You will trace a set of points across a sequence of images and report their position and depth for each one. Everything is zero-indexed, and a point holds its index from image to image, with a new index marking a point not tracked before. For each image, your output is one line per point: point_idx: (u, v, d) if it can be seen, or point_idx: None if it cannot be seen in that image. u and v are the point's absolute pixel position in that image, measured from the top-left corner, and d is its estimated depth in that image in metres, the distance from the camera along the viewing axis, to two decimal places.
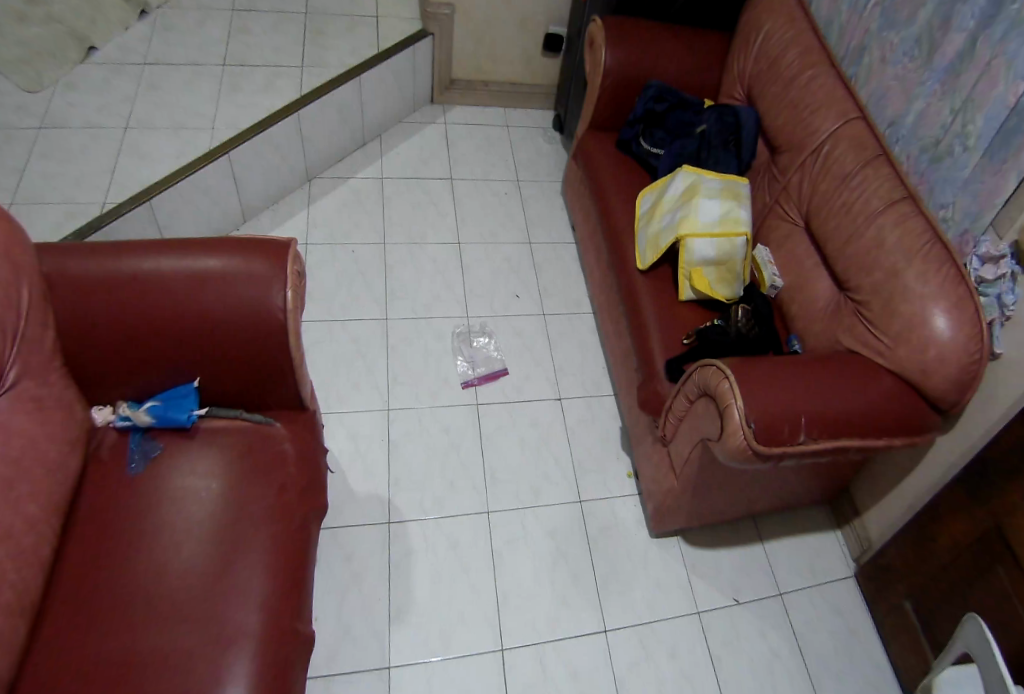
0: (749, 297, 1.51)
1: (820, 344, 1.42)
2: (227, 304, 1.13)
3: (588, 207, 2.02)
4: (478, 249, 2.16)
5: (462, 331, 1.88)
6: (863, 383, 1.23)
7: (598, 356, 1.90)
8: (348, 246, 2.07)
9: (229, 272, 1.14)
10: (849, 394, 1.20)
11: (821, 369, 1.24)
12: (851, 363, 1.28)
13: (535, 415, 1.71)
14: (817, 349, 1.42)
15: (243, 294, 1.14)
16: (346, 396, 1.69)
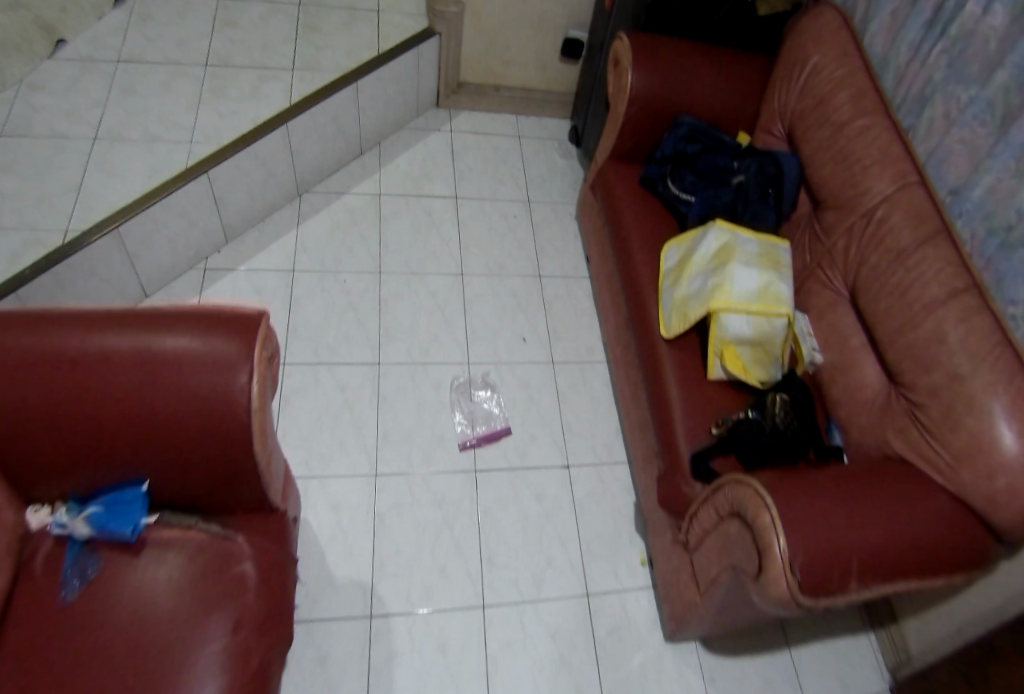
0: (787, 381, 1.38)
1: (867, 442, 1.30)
2: (179, 396, 0.96)
3: (605, 247, 1.85)
4: (483, 282, 1.99)
5: (462, 381, 1.72)
6: (918, 506, 1.08)
7: (611, 415, 1.76)
8: (341, 274, 1.89)
9: (183, 357, 0.97)
10: (904, 525, 1.05)
11: (870, 486, 1.09)
12: (903, 478, 1.13)
13: (539, 486, 1.57)
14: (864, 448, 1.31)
15: (199, 384, 0.96)
16: (331, 457, 1.53)
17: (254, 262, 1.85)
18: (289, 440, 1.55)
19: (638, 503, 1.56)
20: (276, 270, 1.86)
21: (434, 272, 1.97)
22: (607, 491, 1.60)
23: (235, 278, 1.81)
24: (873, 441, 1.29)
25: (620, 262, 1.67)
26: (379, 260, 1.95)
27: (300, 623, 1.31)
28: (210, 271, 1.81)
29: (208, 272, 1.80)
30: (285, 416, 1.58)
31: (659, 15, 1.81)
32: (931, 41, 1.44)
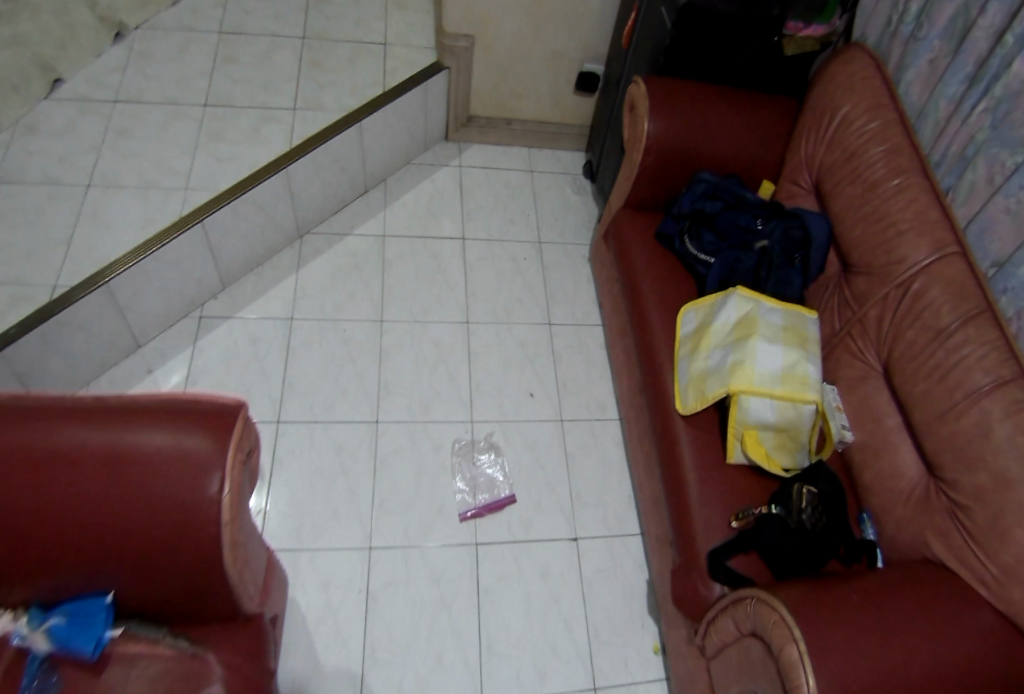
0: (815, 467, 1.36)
1: (905, 534, 1.33)
2: (147, 502, 0.88)
3: (618, 300, 1.77)
4: (490, 331, 1.91)
5: (464, 442, 1.65)
6: (955, 623, 1.09)
7: (622, 479, 1.70)
8: (341, 323, 1.79)
9: (152, 457, 0.89)
10: (941, 646, 1.05)
11: (906, 607, 1.09)
12: (942, 596, 1.14)
13: (547, 562, 1.53)
14: (899, 540, 1.33)
15: (169, 488, 0.88)
16: (322, 528, 1.45)
17: (252, 308, 1.76)
18: (278, 508, 1.46)
19: (655, 580, 1.50)
20: (274, 316, 1.76)
21: (438, 319, 1.89)
22: (616, 568, 1.56)
23: (232, 326, 1.72)
24: (912, 541, 1.31)
25: (635, 324, 1.62)
26: (382, 306, 1.87)
27: None
28: (206, 319, 1.72)
29: (204, 319, 1.71)
30: (277, 482, 1.49)
31: (678, 59, 1.72)
32: (973, 99, 1.38)
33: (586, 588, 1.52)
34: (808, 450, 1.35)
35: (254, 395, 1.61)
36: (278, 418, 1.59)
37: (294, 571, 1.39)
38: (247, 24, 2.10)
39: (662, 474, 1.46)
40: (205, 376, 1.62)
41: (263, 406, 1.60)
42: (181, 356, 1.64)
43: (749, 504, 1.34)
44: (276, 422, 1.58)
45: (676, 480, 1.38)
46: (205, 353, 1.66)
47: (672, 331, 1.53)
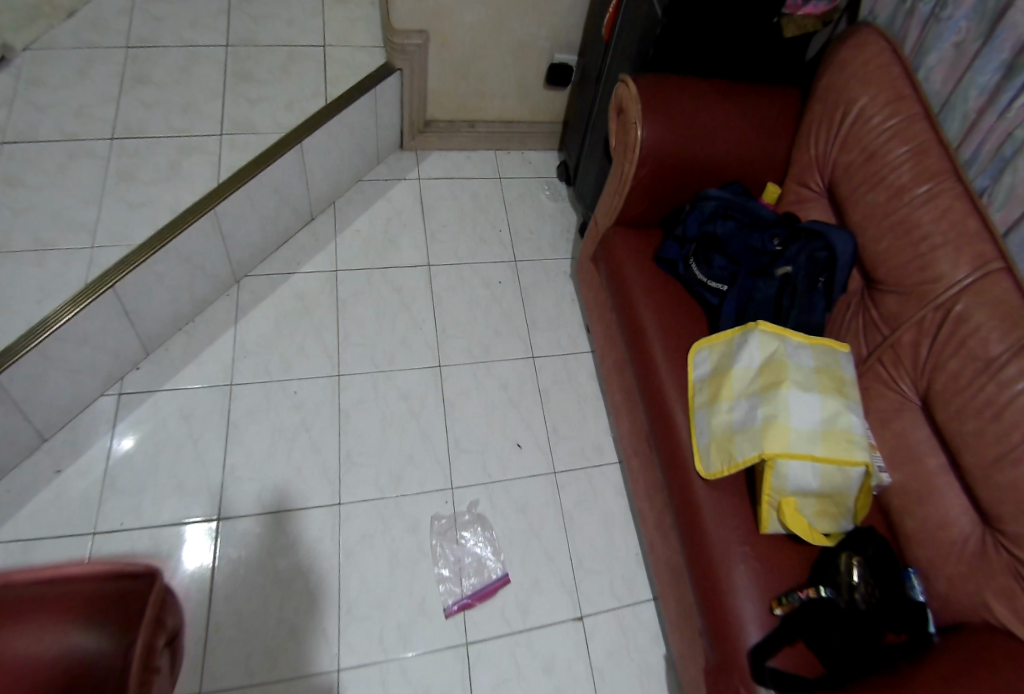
0: (857, 533, 1.17)
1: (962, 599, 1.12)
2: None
3: (613, 333, 1.54)
4: (465, 373, 1.67)
5: (445, 517, 1.45)
6: None
7: (629, 536, 1.49)
8: (290, 382, 1.59)
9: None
10: None
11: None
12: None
13: (550, 652, 1.33)
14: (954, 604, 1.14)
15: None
16: (279, 653, 1.28)
17: (180, 378, 1.58)
18: (223, 629, 1.29)
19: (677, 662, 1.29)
20: (211, 383, 1.58)
21: (405, 366, 1.66)
22: (629, 645, 1.36)
23: (157, 400, 1.54)
24: (969, 601, 1.11)
25: (637, 367, 1.40)
26: (337, 356, 1.64)
27: None
28: (126, 396, 1.53)
29: (123, 397, 1.53)
30: (221, 596, 1.32)
31: (668, 51, 1.47)
32: (1010, 90, 1.19)
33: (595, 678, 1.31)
34: (854, 515, 1.14)
35: (187, 490, 1.44)
36: (218, 516, 1.41)
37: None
38: (158, 34, 1.81)
39: (681, 547, 1.25)
40: (125, 470, 1.45)
41: (200, 500, 1.43)
42: (99, 445, 1.47)
43: (790, 582, 1.14)
44: (216, 518, 1.41)
45: (701, 558, 1.18)
46: (127, 438, 1.48)
47: (681, 375, 1.32)
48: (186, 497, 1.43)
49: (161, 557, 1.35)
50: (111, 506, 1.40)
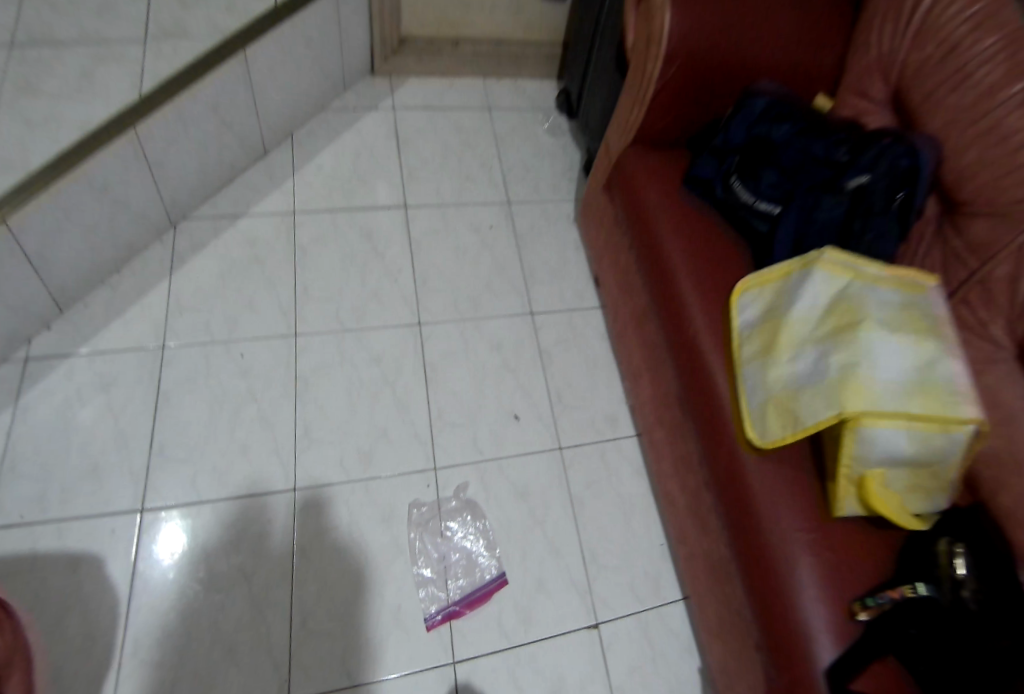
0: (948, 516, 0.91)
1: None
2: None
3: (632, 278, 1.27)
4: (450, 332, 1.43)
5: (427, 504, 1.19)
6: None
7: (653, 525, 1.22)
8: (236, 344, 1.33)
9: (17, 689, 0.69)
10: None
11: None
12: None
13: (558, 671, 1.06)
14: None
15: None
16: (213, 680, 1.03)
17: (101, 340, 1.29)
18: (142, 652, 1.04)
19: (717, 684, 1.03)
20: (141, 346, 1.30)
21: (377, 325, 1.40)
22: (656, 659, 1.09)
23: (73, 365, 1.26)
24: None
25: (664, 315, 1.14)
26: (294, 310, 1.39)
27: None
28: (35, 361, 1.25)
29: (30, 362, 1.25)
30: (142, 609, 1.07)
31: None
32: None
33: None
34: (949, 493, 0.89)
35: (105, 475, 1.17)
36: (143, 507, 1.15)
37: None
38: None
39: (724, 538, 0.98)
40: (28, 452, 1.17)
41: (122, 487, 1.16)
42: None
43: (870, 583, 0.87)
44: (139, 510, 1.15)
45: (752, 552, 0.91)
46: (32, 412, 1.21)
47: (718, 323, 1.06)
48: (103, 483, 1.16)
49: (68, 559, 1.10)
50: (9, 496, 1.13)
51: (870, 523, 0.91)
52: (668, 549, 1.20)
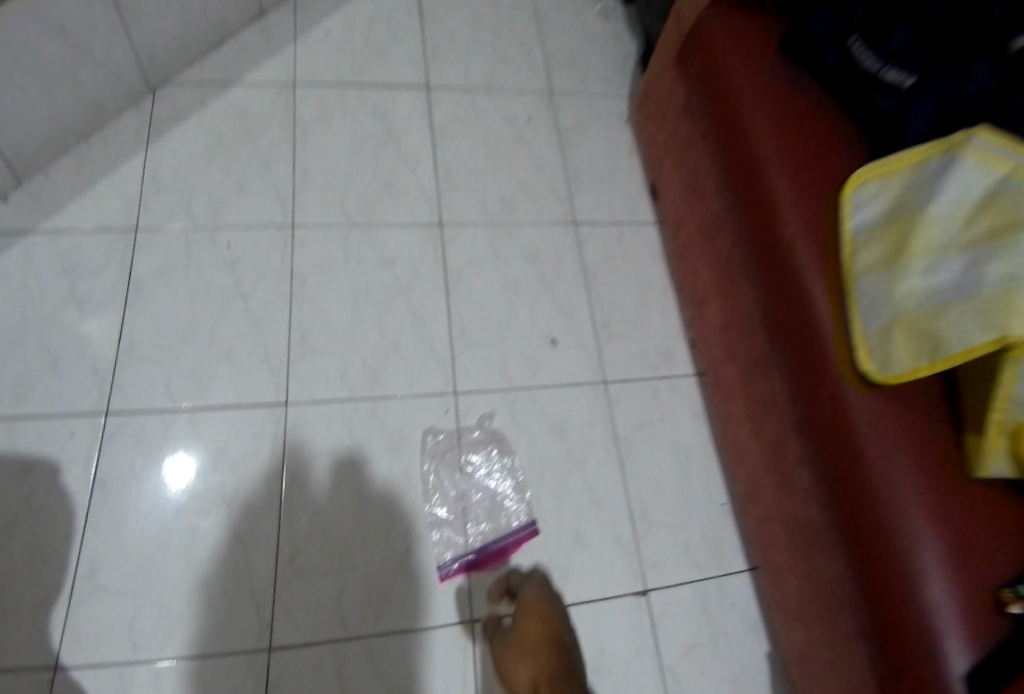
0: None
1: None
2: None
3: (707, 181, 1.04)
4: (476, 239, 1.23)
5: (445, 432, 1.02)
6: None
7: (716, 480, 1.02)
8: (220, 234, 1.16)
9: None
10: None
11: None
12: None
13: (598, 644, 0.89)
14: None
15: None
16: (183, 613, 0.89)
17: (64, 218, 1.13)
18: (101, 574, 0.90)
19: (797, 669, 0.88)
20: (109, 228, 1.14)
21: (395, 218, 1.23)
22: (716, 639, 0.92)
23: (33, 245, 1.11)
24: None
25: (751, 224, 0.91)
26: (291, 199, 1.21)
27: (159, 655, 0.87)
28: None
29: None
30: (103, 527, 0.93)
31: None
32: None
33: (668, 685, 0.89)
34: None
35: (65, 370, 1.03)
36: (107, 410, 1.01)
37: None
38: None
39: (817, 500, 0.79)
40: None
41: (84, 386, 1.02)
42: None
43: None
44: (103, 413, 1.00)
45: (858, 518, 0.72)
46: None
47: (818, 232, 0.82)
48: (63, 379, 1.02)
49: (21, 462, 0.96)
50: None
51: (1019, 492, 0.69)
52: (732, 510, 1.00)
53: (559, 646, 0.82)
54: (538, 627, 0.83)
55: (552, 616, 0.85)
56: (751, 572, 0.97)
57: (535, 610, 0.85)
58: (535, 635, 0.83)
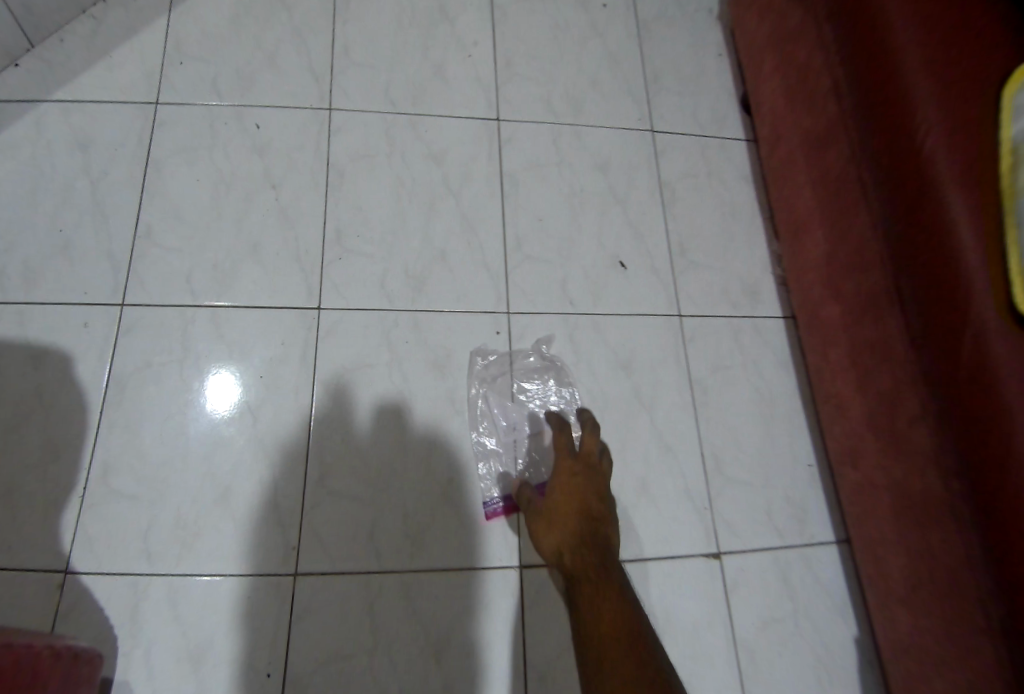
0: None
1: None
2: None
3: (820, 78, 0.86)
4: (539, 137, 1.07)
5: (495, 354, 0.92)
6: None
7: (796, 434, 0.91)
8: (247, 112, 1.02)
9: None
10: None
11: None
12: None
13: (666, 612, 0.81)
14: None
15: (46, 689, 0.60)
16: (201, 529, 0.81)
17: (79, 86, 1.01)
18: (114, 479, 0.82)
19: (887, 647, 0.79)
20: (127, 99, 1.01)
21: (446, 108, 1.07)
22: (789, 605, 0.83)
23: (44, 113, 0.99)
24: None
25: (872, 133, 0.74)
26: (329, 78, 1.06)
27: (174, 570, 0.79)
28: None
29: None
30: (117, 428, 0.85)
31: None
32: None
33: (743, 663, 0.80)
34: None
35: (77, 255, 0.92)
36: (123, 301, 0.90)
37: (130, 618, 0.77)
38: None
39: (932, 467, 0.68)
40: None
41: (96, 273, 0.91)
42: None
43: None
44: (118, 304, 0.90)
45: (984, 495, 0.61)
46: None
47: (968, 143, 0.65)
48: (74, 264, 0.91)
49: (28, 353, 0.87)
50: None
51: None
52: (819, 472, 0.89)
53: (588, 510, 0.76)
54: (566, 490, 0.78)
55: (588, 482, 0.79)
56: (839, 548, 0.87)
57: (568, 473, 0.79)
58: (560, 498, 0.78)
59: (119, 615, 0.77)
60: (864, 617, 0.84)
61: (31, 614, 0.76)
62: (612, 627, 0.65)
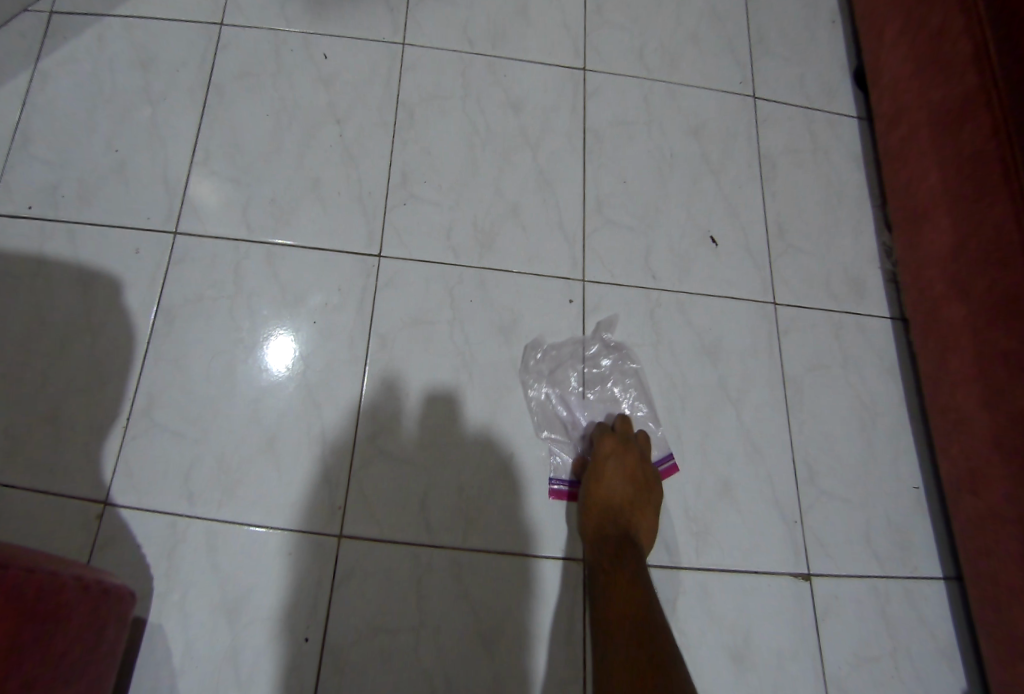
0: None
1: None
2: (69, 648, 0.55)
3: (958, 43, 0.73)
4: (628, 93, 0.98)
5: (568, 324, 0.85)
6: None
7: (890, 445, 0.84)
8: (315, 39, 0.94)
9: (6, 578, 0.48)
10: None
11: None
12: None
13: (743, 627, 0.75)
14: None
15: (78, 623, 0.57)
16: (242, 476, 0.77)
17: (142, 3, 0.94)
18: (157, 415, 0.78)
19: None
20: (189, 17, 0.94)
21: (525, 52, 0.98)
22: (866, 627, 0.77)
23: (105, 28, 0.92)
24: None
25: None
26: (404, 10, 0.97)
27: (214, 513, 0.75)
28: (58, 18, 0.92)
29: (55, 17, 0.92)
30: (162, 361, 0.80)
31: None
32: None
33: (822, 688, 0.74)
34: None
35: (133, 178, 0.87)
36: (177, 229, 0.85)
37: (166, 560, 0.74)
38: None
39: None
40: (45, 130, 0.88)
41: (150, 197, 0.86)
42: (11, 87, 0.89)
43: None
44: (171, 232, 0.85)
45: None
46: (54, 81, 0.90)
47: None
48: (131, 187, 0.86)
49: (76, 276, 0.82)
50: (14, 180, 0.85)
51: None
52: (918, 493, 0.82)
53: (612, 498, 0.75)
54: (602, 478, 0.76)
55: (625, 452, 0.78)
56: (949, 585, 0.80)
57: (602, 460, 0.77)
58: (596, 489, 0.76)
59: (155, 554, 0.74)
60: (973, 663, 0.77)
61: (66, 543, 0.74)
62: (628, 615, 0.67)
